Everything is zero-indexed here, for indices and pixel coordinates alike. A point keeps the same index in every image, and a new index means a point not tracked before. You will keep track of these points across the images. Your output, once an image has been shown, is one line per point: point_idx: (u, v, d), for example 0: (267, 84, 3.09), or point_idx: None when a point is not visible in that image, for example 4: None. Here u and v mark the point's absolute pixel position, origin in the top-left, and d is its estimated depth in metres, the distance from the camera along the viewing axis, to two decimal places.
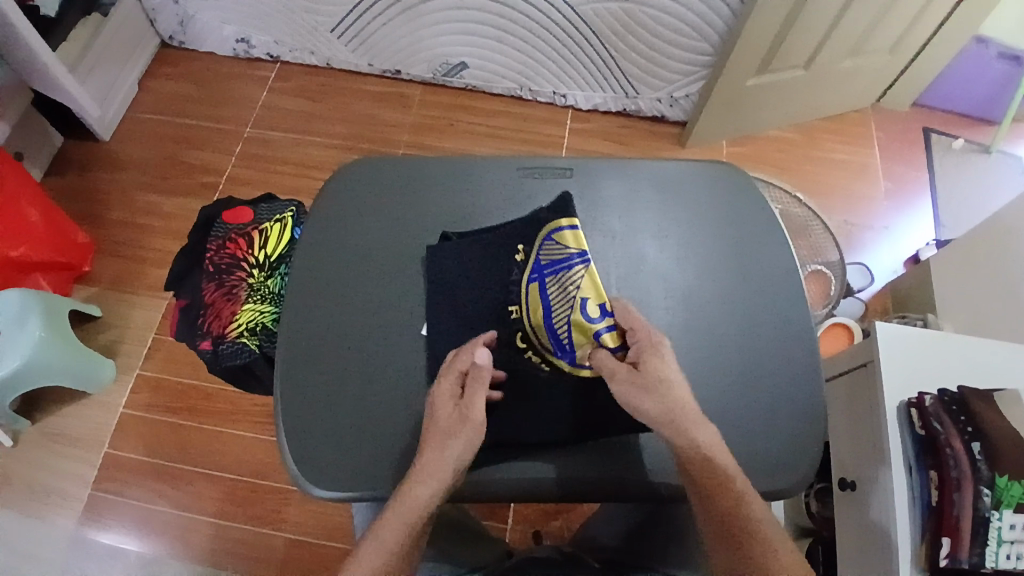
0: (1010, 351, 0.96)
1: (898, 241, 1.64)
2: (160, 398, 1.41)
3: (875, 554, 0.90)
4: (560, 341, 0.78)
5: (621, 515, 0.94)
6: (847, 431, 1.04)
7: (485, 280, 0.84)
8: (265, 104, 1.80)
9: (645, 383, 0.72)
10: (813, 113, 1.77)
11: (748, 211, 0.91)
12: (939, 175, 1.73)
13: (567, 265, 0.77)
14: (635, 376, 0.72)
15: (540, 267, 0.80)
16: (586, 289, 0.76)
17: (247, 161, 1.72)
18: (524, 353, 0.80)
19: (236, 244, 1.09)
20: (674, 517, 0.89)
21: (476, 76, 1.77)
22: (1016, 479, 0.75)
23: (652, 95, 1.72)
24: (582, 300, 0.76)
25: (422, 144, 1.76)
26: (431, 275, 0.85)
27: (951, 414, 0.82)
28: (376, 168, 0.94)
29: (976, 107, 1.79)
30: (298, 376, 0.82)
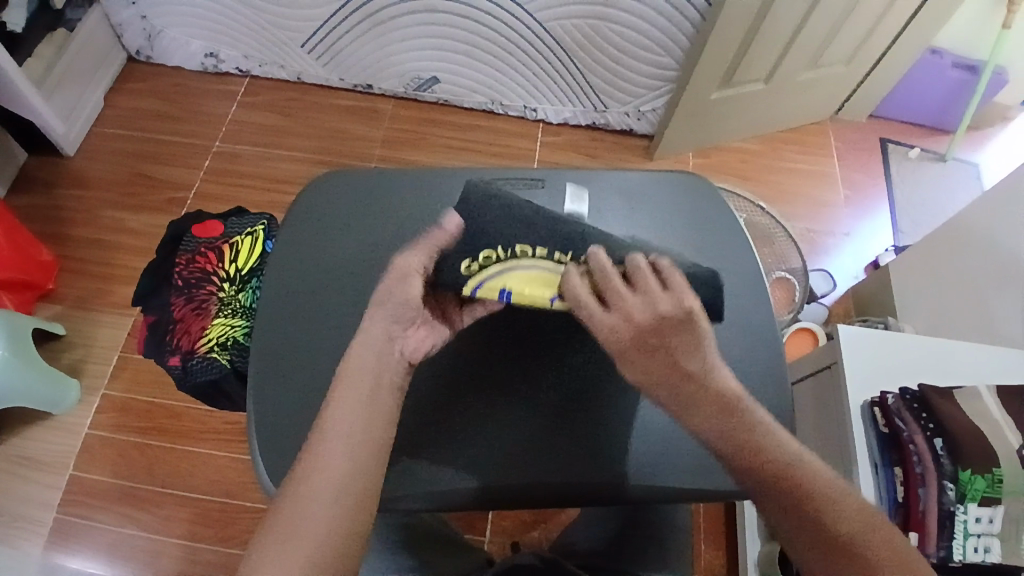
0: (968, 350, 1.00)
1: (859, 247, 1.70)
2: (127, 418, 1.37)
3: None
4: None
5: (599, 521, 0.94)
6: (816, 432, 1.07)
7: None
8: (234, 119, 1.79)
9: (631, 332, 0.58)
10: (775, 125, 1.83)
11: (714, 219, 0.93)
12: (896, 183, 1.80)
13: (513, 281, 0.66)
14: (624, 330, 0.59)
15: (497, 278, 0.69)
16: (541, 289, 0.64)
17: (217, 175, 1.70)
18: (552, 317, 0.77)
19: (205, 258, 1.07)
20: (651, 521, 0.90)
21: (447, 90, 1.79)
22: (978, 472, 0.77)
23: (621, 109, 1.76)
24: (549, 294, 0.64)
25: (394, 157, 1.77)
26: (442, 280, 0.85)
27: (912, 411, 0.85)
28: (349, 181, 0.94)
29: (928, 118, 1.87)
30: (270, 392, 0.81)
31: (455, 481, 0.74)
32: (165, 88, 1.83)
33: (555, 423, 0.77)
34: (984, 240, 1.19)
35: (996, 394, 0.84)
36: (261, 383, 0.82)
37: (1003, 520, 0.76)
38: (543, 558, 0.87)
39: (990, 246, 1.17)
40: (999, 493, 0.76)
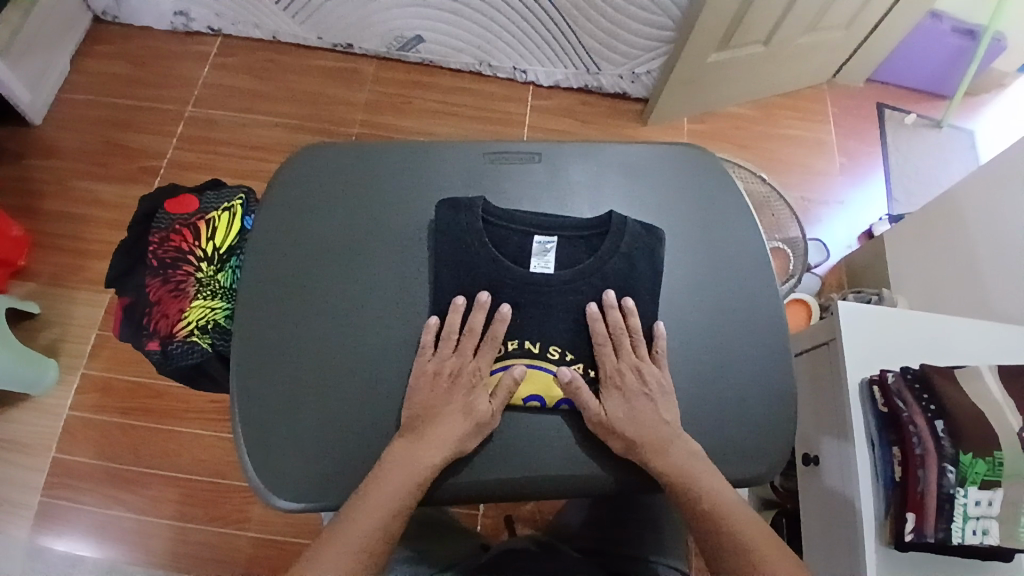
0: (964, 327, 1.00)
1: (853, 216, 1.68)
2: (109, 398, 1.33)
3: (842, 525, 0.93)
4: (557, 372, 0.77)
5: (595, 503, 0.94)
6: (811, 408, 1.07)
7: (470, 272, 0.80)
8: (208, 81, 1.69)
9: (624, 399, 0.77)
10: (771, 90, 1.78)
11: (716, 194, 0.90)
12: (892, 150, 1.77)
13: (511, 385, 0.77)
14: (621, 396, 0.77)
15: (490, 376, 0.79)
16: (537, 391, 0.76)
17: (192, 142, 1.61)
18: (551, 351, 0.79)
19: (180, 236, 1.01)
20: (648, 504, 0.90)
21: (433, 50, 1.71)
22: (979, 456, 0.77)
23: (614, 72, 1.69)
24: (538, 399, 0.76)
25: (378, 123, 1.69)
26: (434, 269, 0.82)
27: (913, 391, 0.85)
28: (332, 154, 0.89)
29: (927, 83, 1.83)
30: (255, 381, 0.77)
31: (458, 475, 0.75)
32: (132, 49, 1.72)
33: (559, 415, 0.77)
34: (984, 212, 1.17)
35: (997, 374, 0.83)
36: (244, 377, 0.78)
37: (1002, 502, 0.77)
38: (540, 542, 0.87)
39: (990, 220, 1.16)
40: (1000, 476, 0.77)
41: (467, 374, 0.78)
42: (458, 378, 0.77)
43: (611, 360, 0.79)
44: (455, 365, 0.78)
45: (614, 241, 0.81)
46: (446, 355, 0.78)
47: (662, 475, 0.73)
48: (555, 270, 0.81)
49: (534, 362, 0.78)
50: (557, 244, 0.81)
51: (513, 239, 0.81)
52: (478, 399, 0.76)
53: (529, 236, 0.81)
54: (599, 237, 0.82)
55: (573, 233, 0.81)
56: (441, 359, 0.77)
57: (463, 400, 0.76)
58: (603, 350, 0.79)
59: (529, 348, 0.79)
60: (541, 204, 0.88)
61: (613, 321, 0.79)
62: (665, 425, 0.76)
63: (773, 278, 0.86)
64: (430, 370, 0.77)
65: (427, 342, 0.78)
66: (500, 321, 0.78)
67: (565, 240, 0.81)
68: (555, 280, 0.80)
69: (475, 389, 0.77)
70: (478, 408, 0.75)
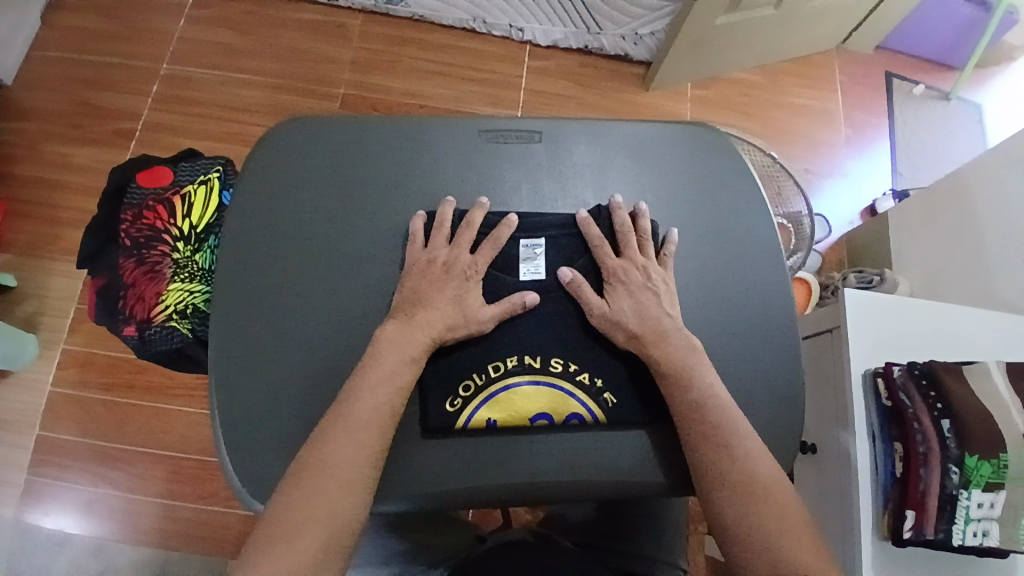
0: (971, 319, 0.98)
1: (856, 190, 1.64)
2: (91, 374, 1.30)
3: (840, 519, 0.93)
4: (562, 389, 0.73)
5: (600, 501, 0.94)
6: (813, 397, 1.05)
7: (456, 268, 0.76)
8: (183, 36, 1.58)
9: (625, 294, 0.75)
10: (778, 55, 1.71)
11: (727, 179, 0.85)
12: (899, 121, 1.72)
13: (513, 404, 0.73)
14: (626, 291, 0.75)
15: (490, 403, 0.73)
16: (545, 409, 0.73)
17: (169, 103, 1.52)
18: (552, 364, 0.74)
19: (154, 213, 0.96)
20: (657, 512, 0.90)
21: (423, 5, 1.60)
22: (985, 458, 0.77)
23: (615, 32, 1.60)
24: (544, 417, 0.73)
25: (365, 83, 1.60)
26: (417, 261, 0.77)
27: (920, 388, 0.84)
28: (315, 130, 0.83)
29: (939, 51, 1.76)
30: (234, 379, 0.73)
31: (450, 479, 0.71)
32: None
33: (568, 433, 0.73)
34: (996, 196, 1.13)
35: (1005, 372, 0.83)
36: (223, 377, 0.74)
37: (1004, 505, 0.77)
38: (537, 534, 0.86)
39: (1003, 205, 1.12)
40: (1003, 479, 0.77)
41: (461, 266, 0.76)
42: (451, 269, 0.75)
43: (610, 258, 0.77)
44: (450, 255, 0.76)
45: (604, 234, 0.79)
46: (439, 246, 0.76)
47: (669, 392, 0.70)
48: (547, 275, 0.77)
49: (536, 378, 0.73)
50: (546, 247, 0.78)
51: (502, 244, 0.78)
52: (473, 305, 0.74)
53: (517, 240, 0.78)
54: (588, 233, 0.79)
55: (561, 231, 0.79)
56: (436, 251, 0.76)
57: (454, 290, 0.74)
58: (602, 249, 0.78)
59: (530, 363, 0.74)
60: (542, 188, 0.82)
61: (621, 221, 0.79)
62: (670, 319, 0.74)
63: (784, 269, 0.82)
64: (423, 261, 0.76)
65: (416, 230, 0.77)
66: (507, 226, 0.77)
67: (553, 241, 0.79)
68: (546, 287, 0.77)
69: (468, 280, 0.75)
70: (472, 309, 0.73)
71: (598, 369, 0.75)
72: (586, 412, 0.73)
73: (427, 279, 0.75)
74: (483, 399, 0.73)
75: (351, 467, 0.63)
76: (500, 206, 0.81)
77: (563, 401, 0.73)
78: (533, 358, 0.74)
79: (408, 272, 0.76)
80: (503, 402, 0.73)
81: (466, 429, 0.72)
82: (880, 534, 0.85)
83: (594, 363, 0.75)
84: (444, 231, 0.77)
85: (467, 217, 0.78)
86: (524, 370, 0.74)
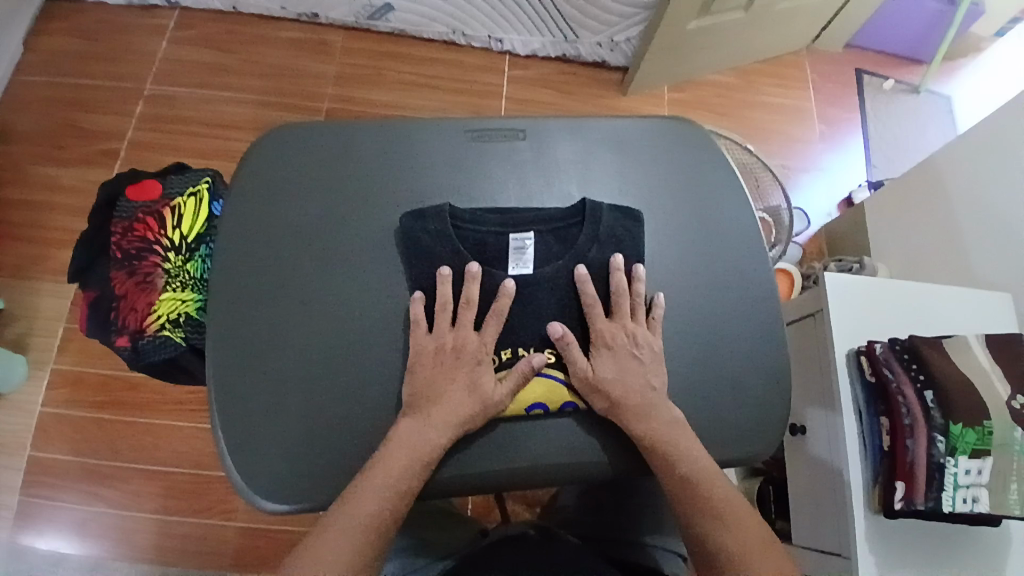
0: (945, 295, 1.02)
1: (832, 183, 1.69)
2: (83, 393, 1.29)
3: (829, 496, 0.96)
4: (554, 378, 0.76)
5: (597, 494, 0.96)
6: (798, 380, 1.08)
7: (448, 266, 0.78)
8: (167, 56, 1.60)
9: (609, 361, 0.76)
10: (751, 57, 1.76)
11: (706, 169, 0.88)
12: (871, 116, 1.78)
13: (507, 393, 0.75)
14: (612, 356, 0.76)
15: None
16: (539, 396, 0.75)
17: (154, 122, 1.53)
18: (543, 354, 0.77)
19: (145, 225, 0.97)
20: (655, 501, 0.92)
21: (404, 19, 1.64)
22: (969, 426, 0.80)
23: (592, 39, 1.64)
24: (537, 405, 0.75)
25: (349, 96, 1.62)
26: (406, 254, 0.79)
27: (902, 361, 0.87)
28: (306, 134, 0.85)
29: (905, 48, 1.83)
30: (233, 378, 0.75)
31: (449, 467, 0.73)
32: (84, 22, 1.62)
33: (562, 419, 0.76)
34: (967, 179, 1.17)
35: (986, 345, 0.86)
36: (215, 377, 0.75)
37: (992, 471, 0.80)
38: (538, 528, 0.87)
39: (973, 188, 1.16)
40: (989, 445, 0.80)
41: (470, 350, 0.76)
42: (460, 354, 0.75)
43: (601, 320, 0.78)
44: (456, 340, 0.76)
45: (591, 229, 0.80)
46: (444, 331, 0.75)
47: (644, 440, 0.73)
48: (535, 268, 0.78)
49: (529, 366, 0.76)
50: (535, 240, 0.79)
51: (491, 238, 0.79)
52: (482, 374, 0.75)
53: (506, 235, 0.79)
54: (576, 227, 0.80)
55: (549, 225, 0.79)
56: (442, 336, 0.75)
57: (467, 375, 0.75)
58: (592, 310, 0.78)
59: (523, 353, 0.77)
60: (528, 183, 0.85)
61: (617, 284, 0.79)
62: (653, 391, 0.75)
63: (763, 252, 0.85)
64: (431, 348, 0.75)
65: (419, 317, 0.75)
66: (471, 278, 0.77)
67: (542, 235, 0.79)
68: (536, 280, 0.78)
69: (479, 363, 0.76)
70: (485, 386, 0.74)
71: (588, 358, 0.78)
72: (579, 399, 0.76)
73: (438, 367, 0.74)
74: None
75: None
76: (488, 202, 0.83)
77: (557, 388, 0.75)
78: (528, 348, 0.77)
79: (416, 362, 0.74)
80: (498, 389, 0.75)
81: None
82: (873, 508, 0.87)
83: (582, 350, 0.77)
84: (440, 308, 0.76)
85: (464, 293, 0.77)
86: (519, 360, 0.77)
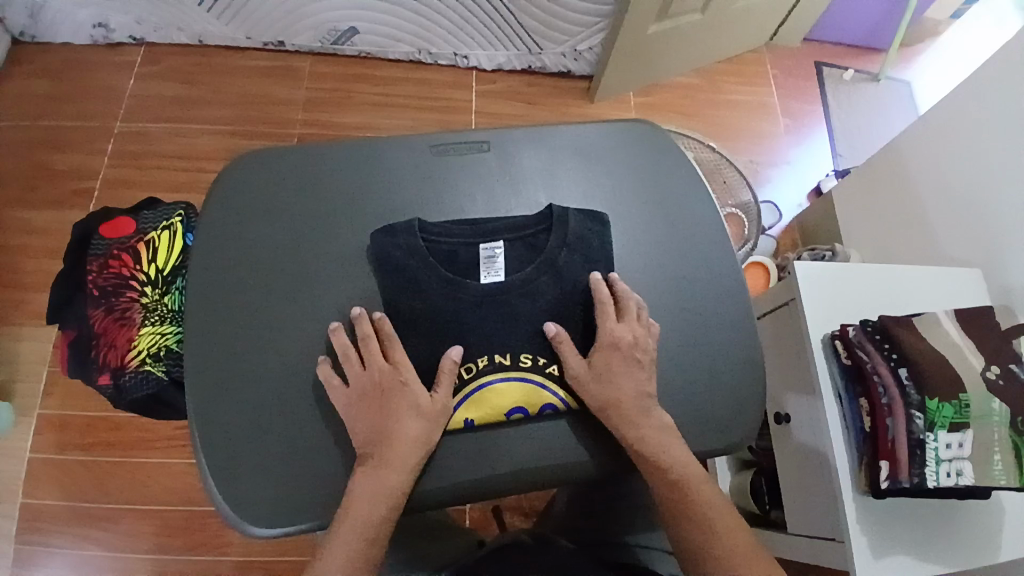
0: (911, 275, 1.04)
1: (801, 174, 1.72)
2: (68, 436, 1.27)
3: (818, 481, 0.97)
4: (533, 383, 0.76)
5: (589, 498, 0.96)
6: (778, 368, 1.09)
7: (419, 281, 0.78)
8: (135, 93, 1.60)
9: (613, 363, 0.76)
10: (713, 57, 1.80)
11: (670, 167, 0.90)
12: (834, 106, 1.82)
13: (488, 404, 0.75)
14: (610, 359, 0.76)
15: (467, 403, 0.75)
16: (521, 403, 0.75)
17: (126, 159, 1.53)
18: (521, 358, 0.76)
19: (120, 261, 0.97)
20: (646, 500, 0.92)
21: (369, 41, 1.65)
22: (945, 400, 0.83)
23: (556, 50, 1.67)
24: (518, 411, 0.75)
25: (319, 121, 1.63)
26: (377, 271, 0.79)
27: (875, 342, 0.89)
28: (273, 159, 0.85)
29: (862, 38, 1.88)
30: (213, 406, 0.74)
31: (436, 481, 0.74)
32: (49, 64, 1.61)
33: (542, 424, 0.76)
34: (929, 162, 1.20)
35: (954, 321, 0.90)
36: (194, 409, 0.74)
37: (971, 444, 0.82)
38: (533, 535, 0.87)
39: (934, 169, 1.19)
40: (966, 418, 0.83)
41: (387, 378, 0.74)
42: (383, 386, 0.74)
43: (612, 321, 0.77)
44: (374, 376, 0.74)
45: (559, 235, 0.81)
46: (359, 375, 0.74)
47: (631, 441, 0.73)
48: (507, 275, 0.79)
49: (509, 374, 0.76)
50: (505, 249, 0.80)
51: (463, 250, 0.79)
52: (416, 392, 0.73)
53: (476, 245, 0.80)
54: (545, 233, 0.81)
55: (516, 234, 0.80)
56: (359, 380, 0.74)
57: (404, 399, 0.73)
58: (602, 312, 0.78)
59: (501, 361, 0.76)
60: (496, 193, 0.86)
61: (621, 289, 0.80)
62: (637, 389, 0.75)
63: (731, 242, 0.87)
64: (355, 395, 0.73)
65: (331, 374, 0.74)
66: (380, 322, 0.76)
67: (512, 243, 0.80)
68: (510, 286, 0.78)
69: (406, 383, 0.74)
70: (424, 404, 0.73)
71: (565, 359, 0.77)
72: (558, 399, 0.76)
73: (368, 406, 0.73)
74: (459, 399, 0.75)
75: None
76: (457, 215, 0.84)
77: (536, 394, 0.76)
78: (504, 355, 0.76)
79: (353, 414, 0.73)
80: (479, 400, 0.75)
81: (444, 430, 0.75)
82: (859, 488, 0.88)
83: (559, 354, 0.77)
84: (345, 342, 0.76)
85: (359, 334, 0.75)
86: (495, 367, 0.76)
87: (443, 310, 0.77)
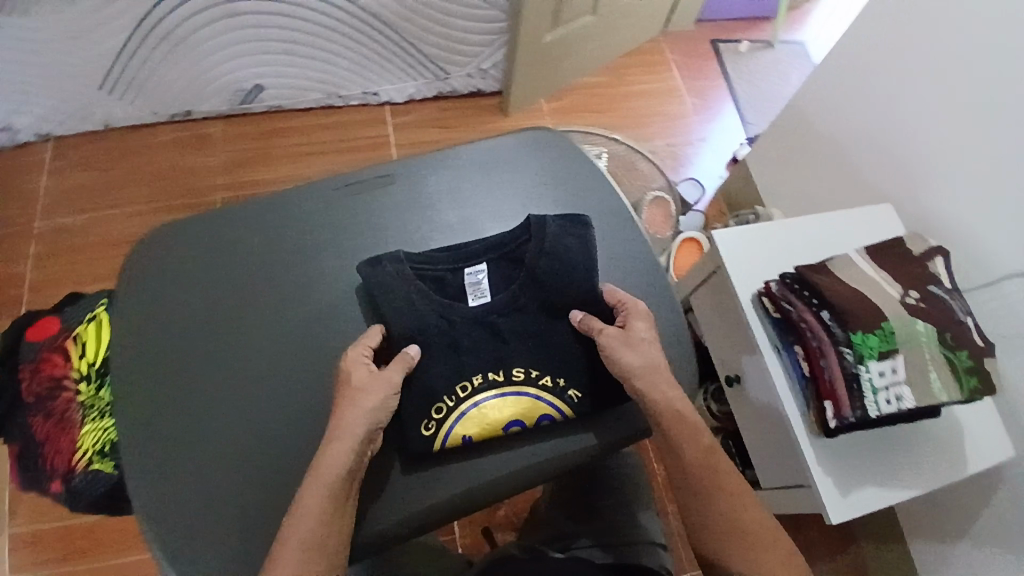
0: (824, 222, 1.10)
1: (717, 147, 1.79)
2: (37, 550, 1.23)
3: (781, 432, 1.01)
4: (508, 397, 0.79)
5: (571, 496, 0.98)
6: (720, 334, 1.14)
7: (422, 309, 0.80)
8: (50, 190, 1.57)
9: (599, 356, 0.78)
10: (615, 52, 1.86)
11: (571, 167, 0.94)
12: (735, 78, 1.90)
13: (488, 419, 0.78)
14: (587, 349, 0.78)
15: (466, 421, 0.77)
16: (511, 414, 0.78)
17: (51, 258, 1.50)
18: (490, 375, 0.79)
19: (49, 363, 0.94)
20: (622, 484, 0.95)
21: (278, 96, 1.66)
22: (869, 333, 0.88)
23: (463, 73, 1.71)
24: (511, 423, 0.78)
25: (241, 183, 1.63)
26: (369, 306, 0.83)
27: (796, 292, 0.94)
28: (179, 229, 0.86)
29: (748, 11, 1.98)
30: (156, 485, 0.74)
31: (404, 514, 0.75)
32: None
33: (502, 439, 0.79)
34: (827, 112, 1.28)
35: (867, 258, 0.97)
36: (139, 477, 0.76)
37: (903, 368, 0.87)
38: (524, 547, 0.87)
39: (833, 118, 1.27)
40: (892, 345, 0.87)
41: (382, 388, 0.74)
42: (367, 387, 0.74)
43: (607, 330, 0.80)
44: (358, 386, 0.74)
45: (541, 241, 0.84)
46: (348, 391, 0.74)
47: None
48: (495, 296, 0.83)
49: (491, 391, 0.79)
50: (489, 271, 0.84)
51: (399, 285, 0.81)
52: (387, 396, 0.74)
53: (460, 270, 0.83)
54: (526, 243, 0.84)
55: (495, 251, 0.84)
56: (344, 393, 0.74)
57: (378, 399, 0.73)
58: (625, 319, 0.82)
59: (474, 382, 0.79)
60: (408, 221, 0.88)
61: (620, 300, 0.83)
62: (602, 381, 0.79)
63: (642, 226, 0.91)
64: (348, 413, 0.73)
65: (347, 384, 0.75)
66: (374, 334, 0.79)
67: (493, 263, 0.84)
68: (495, 306, 0.82)
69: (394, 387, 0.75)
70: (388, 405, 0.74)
71: (562, 372, 0.81)
72: (554, 409, 0.80)
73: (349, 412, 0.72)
74: (453, 420, 0.77)
75: (306, 523, 0.66)
76: (374, 249, 0.86)
77: (524, 406, 0.79)
78: (500, 373, 0.80)
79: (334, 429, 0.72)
80: (470, 417, 0.77)
81: (444, 451, 0.77)
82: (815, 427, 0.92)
83: (554, 364, 0.81)
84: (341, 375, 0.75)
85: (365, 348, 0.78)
86: (490, 388, 0.79)
87: (445, 333, 0.80)
